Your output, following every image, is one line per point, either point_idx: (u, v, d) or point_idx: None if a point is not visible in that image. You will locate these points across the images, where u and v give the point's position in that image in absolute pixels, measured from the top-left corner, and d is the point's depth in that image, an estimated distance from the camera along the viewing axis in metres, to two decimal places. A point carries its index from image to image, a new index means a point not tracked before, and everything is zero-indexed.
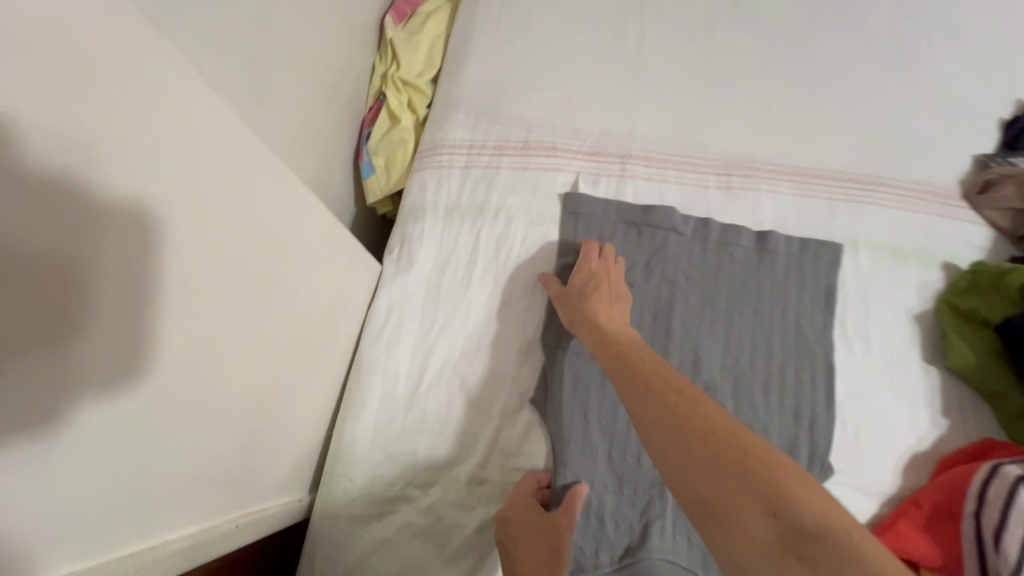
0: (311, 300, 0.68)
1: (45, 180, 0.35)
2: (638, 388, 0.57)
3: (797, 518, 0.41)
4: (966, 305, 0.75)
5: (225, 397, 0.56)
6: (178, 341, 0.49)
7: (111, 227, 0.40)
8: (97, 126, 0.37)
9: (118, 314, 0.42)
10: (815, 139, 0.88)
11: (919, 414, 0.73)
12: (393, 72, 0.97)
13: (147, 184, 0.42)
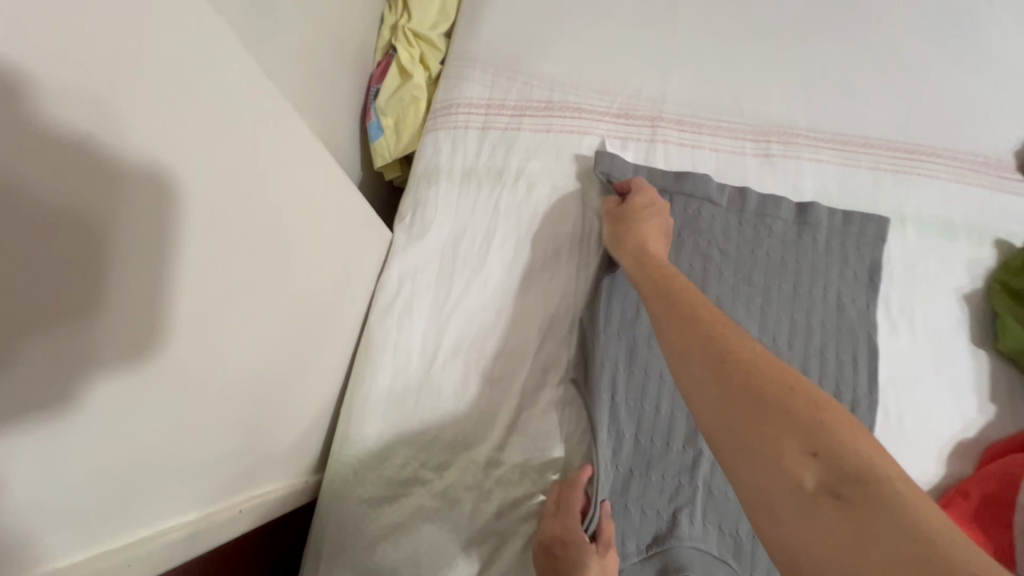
0: (319, 270, 0.62)
1: (52, 140, 0.32)
2: (672, 317, 0.49)
3: (843, 460, 0.33)
4: (1022, 285, 0.70)
5: (242, 376, 0.53)
6: (198, 319, 0.46)
7: (129, 197, 0.37)
8: (104, 84, 0.34)
9: (129, 289, 0.39)
10: (862, 104, 0.82)
11: (966, 400, 0.69)
12: (403, 23, 0.89)
13: (163, 150, 0.39)
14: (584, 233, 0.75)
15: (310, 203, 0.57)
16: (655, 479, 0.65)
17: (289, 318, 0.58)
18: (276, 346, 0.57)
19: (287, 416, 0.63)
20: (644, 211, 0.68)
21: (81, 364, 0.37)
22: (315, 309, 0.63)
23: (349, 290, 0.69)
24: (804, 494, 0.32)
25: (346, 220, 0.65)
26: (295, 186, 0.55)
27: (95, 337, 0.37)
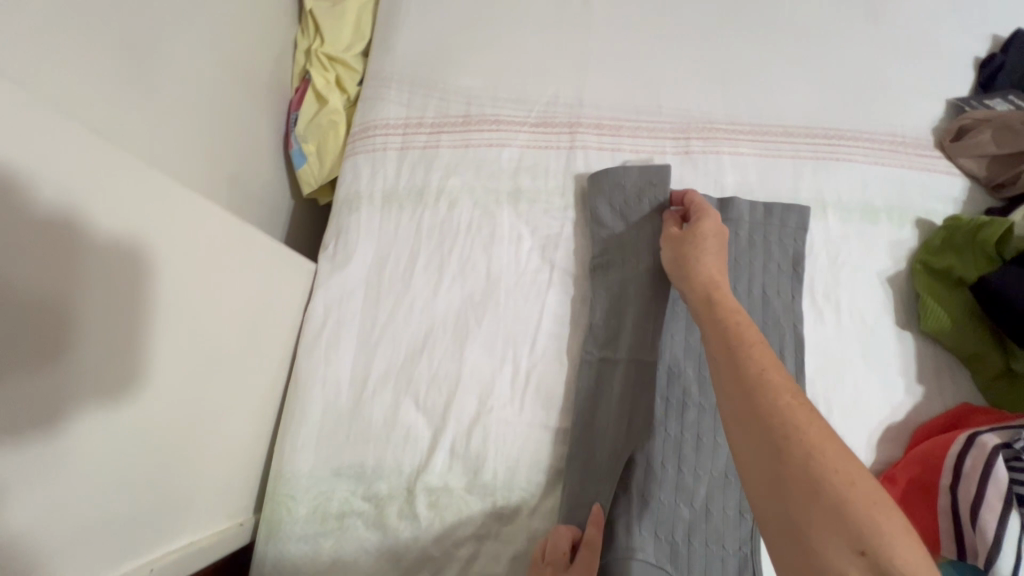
0: (225, 313, 0.61)
1: (48, 232, 0.42)
2: (724, 367, 0.47)
3: (889, 567, 0.33)
4: (941, 264, 0.70)
5: (197, 433, 0.59)
6: (162, 379, 0.54)
7: (103, 276, 0.47)
8: (81, 187, 0.44)
9: (103, 352, 0.47)
10: (778, 93, 0.81)
11: (894, 383, 0.69)
12: (316, 47, 0.88)
13: (134, 240, 0.49)
14: (508, 247, 0.75)
15: (207, 250, 0.57)
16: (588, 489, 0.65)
17: (193, 366, 0.57)
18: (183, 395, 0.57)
19: (206, 463, 0.61)
20: (704, 227, 0.63)
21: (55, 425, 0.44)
22: (227, 352, 0.62)
23: (268, 327, 0.69)
24: None
25: (250, 259, 0.64)
26: (183, 235, 0.54)
27: (66, 402, 0.45)
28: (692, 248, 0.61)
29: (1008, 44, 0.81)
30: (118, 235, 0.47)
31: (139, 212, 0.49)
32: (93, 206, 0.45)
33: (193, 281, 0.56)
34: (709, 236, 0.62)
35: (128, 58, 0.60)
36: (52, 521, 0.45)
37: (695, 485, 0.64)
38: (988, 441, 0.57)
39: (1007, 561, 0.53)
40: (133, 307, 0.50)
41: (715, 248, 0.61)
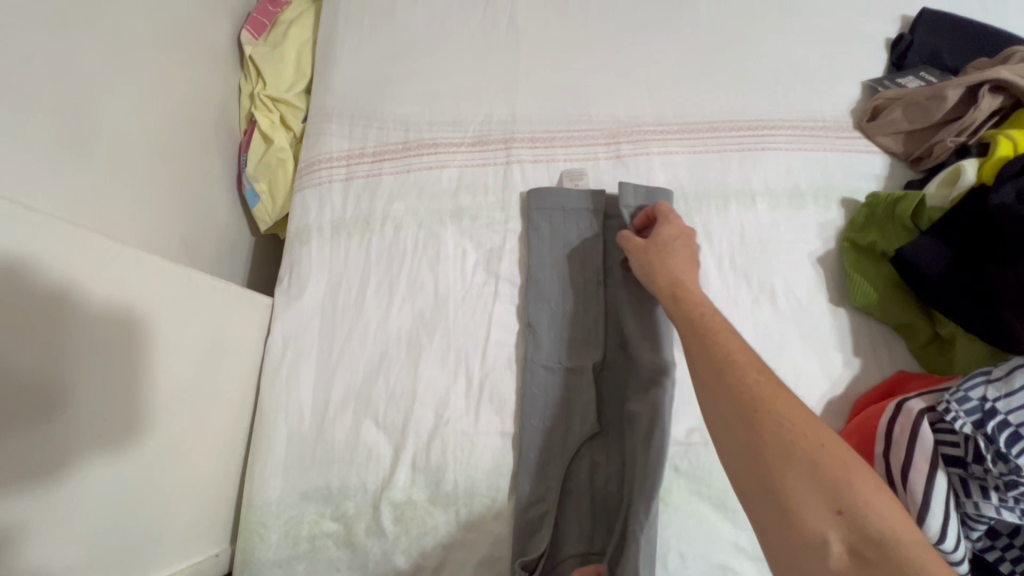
0: (176, 357, 0.63)
1: (45, 306, 0.49)
2: (698, 356, 0.55)
3: (862, 520, 0.41)
4: (865, 240, 0.73)
5: (172, 472, 0.63)
6: (152, 431, 0.60)
7: (90, 342, 0.53)
8: (77, 270, 0.51)
9: (89, 409, 0.53)
10: (702, 89, 0.85)
11: (832, 358, 0.71)
12: (259, 90, 0.92)
13: (123, 312, 0.56)
14: (453, 263, 0.78)
15: (149, 296, 0.59)
16: (541, 489, 0.68)
17: (130, 421, 0.58)
18: (138, 454, 0.59)
19: (172, 500, 0.63)
20: (674, 227, 0.69)
21: (39, 462, 0.48)
22: (182, 396, 0.64)
23: (226, 364, 0.71)
24: (828, 549, 0.41)
25: (197, 300, 0.65)
26: (118, 289, 0.55)
27: (58, 459, 0.50)
28: (661, 245, 0.68)
29: (916, 24, 0.85)
30: (97, 309, 0.53)
31: (118, 290, 0.55)
32: (75, 288, 0.51)
33: (180, 345, 0.63)
34: (672, 240, 0.68)
35: (79, 120, 0.63)
36: (10, 570, 0.46)
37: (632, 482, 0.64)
38: (914, 406, 0.60)
39: (936, 519, 0.55)
40: (119, 371, 0.56)
41: (685, 249, 0.67)
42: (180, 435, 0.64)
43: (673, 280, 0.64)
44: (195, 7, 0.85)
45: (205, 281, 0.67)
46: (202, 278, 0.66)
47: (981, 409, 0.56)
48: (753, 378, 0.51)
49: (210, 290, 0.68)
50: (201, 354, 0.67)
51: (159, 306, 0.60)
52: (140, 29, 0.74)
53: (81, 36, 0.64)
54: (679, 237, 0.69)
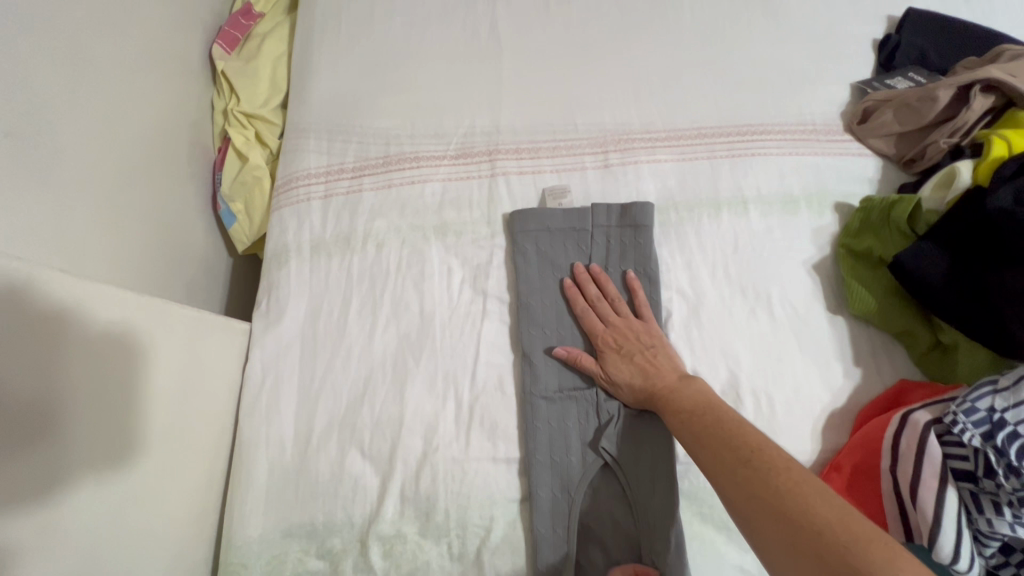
0: (169, 395, 0.62)
1: (44, 349, 0.49)
2: (699, 440, 0.55)
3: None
4: (861, 246, 0.71)
5: (151, 513, 0.59)
6: (144, 471, 0.59)
7: (90, 386, 0.53)
8: (72, 315, 0.52)
9: (88, 453, 0.53)
10: (689, 94, 0.83)
11: (832, 369, 0.69)
12: (232, 106, 0.89)
13: (119, 355, 0.56)
14: (439, 281, 0.75)
15: (117, 331, 0.56)
16: (559, 524, 0.65)
17: (129, 464, 0.57)
18: (134, 496, 0.57)
19: (151, 547, 0.59)
20: (605, 333, 0.68)
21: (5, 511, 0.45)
22: (160, 435, 0.61)
23: (204, 397, 0.68)
24: None
25: (172, 332, 0.63)
26: (81, 323, 0.53)
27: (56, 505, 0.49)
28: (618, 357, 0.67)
29: (902, 24, 0.83)
30: (95, 352, 0.54)
31: (113, 332, 0.56)
32: (71, 332, 0.52)
33: (175, 383, 0.63)
34: (617, 345, 0.67)
35: (40, 142, 0.60)
36: None
37: (661, 508, 0.63)
38: (920, 418, 0.58)
39: (948, 538, 0.53)
40: (118, 413, 0.56)
41: (642, 346, 0.66)
42: (162, 473, 0.61)
43: (646, 392, 0.63)
44: (163, 21, 0.82)
45: (198, 321, 0.67)
46: (195, 319, 0.67)
47: (989, 421, 0.54)
48: (753, 458, 0.50)
49: (201, 328, 0.68)
50: (190, 390, 0.65)
51: (154, 345, 0.60)
52: (103, 46, 0.70)
53: (38, 53, 0.61)
54: (616, 341, 0.68)
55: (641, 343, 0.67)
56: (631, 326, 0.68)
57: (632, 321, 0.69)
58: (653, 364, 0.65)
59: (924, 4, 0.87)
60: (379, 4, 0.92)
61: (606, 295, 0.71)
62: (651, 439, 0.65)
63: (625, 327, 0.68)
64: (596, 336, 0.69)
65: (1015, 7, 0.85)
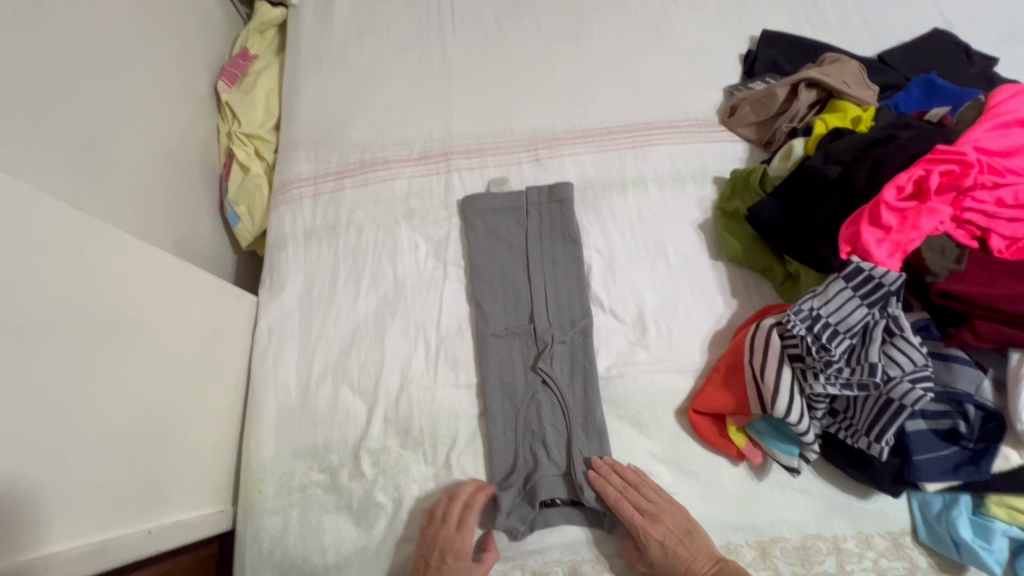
0: (192, 338, 0.79)
1: (105, 287, 0.66)
2: (662, 544, 0.72)
3: None
4: (731, 207, 0.93)
5: (182, 431, 0.77)
6: (175, 394, 0.76)
7: (138, 320, 0.70)
8: (123, 264, 0.69)
9: (136, 370, 0.70)
10: (600, 102, 1.05)
11: (715, 300, 0.90)
12: (235, 129, 1.09)
13: (156, 299, 0.74)
14: (408, 255, 0.95)
15: (162, 284, 0.75)
16: (510, 430, 0.82)
17: (164, 385, 0.74)
18: (167, 411, 0.74)
19: (180, 458, 0.76)
20: (646, 526, 0.73)
21: (86, 399, 0.63)
22: (186, 370, 0.78)
23: (221, 350, 0.85)
24: None
25: (196, 292, 0.81)
26: (138, 273, 0.71)
27: (112, 403, 0.66)
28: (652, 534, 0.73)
29: (760, 41, 1.08)
30: (140, 295, 0.71)
31: (152, 281, 0.73)
32: (123, 277, 0.69)
33: (195, 328, 0.80)
34: (658, 526, 0.73)
35: (90, 156, 0.80)
36: (63, 483, 0.60)
37: (586, 410, 0.82)
38: (767, 323, 0.78)
39: (782, 400, 0.73)
40: (157, 344, 0.73)
41: (671, 527, 0.74)
42: (189, 401, 0.78)
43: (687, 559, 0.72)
44: (177, 64, 1.03)
45: (212, 283, 0.85)
46: (210, 280, 0.84)
47: (811, 316, 0.73)
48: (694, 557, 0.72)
49: (217, 289, 0.86)
50: (209, 338, 0.83)
51: (179, 295, 0.78)
52: (132, 83, 0.90)
53: (84, 90, 0.81)
54: (660, 535, 0.73)
55: (678, 532, 0.73)
56: (658, 512, 0.74)
57: (654, 503, 0.75)
58: (688, 546, 0.73)
59: (779, 25, 1.12)
60: (351, 44, 1.14)
61: (627, 481, 0.77)
62: (576, 358, 0.85)
63: (654, 513, 0.74)
64: (614, 501, 0.75)
65: (845, 25, 1.11)
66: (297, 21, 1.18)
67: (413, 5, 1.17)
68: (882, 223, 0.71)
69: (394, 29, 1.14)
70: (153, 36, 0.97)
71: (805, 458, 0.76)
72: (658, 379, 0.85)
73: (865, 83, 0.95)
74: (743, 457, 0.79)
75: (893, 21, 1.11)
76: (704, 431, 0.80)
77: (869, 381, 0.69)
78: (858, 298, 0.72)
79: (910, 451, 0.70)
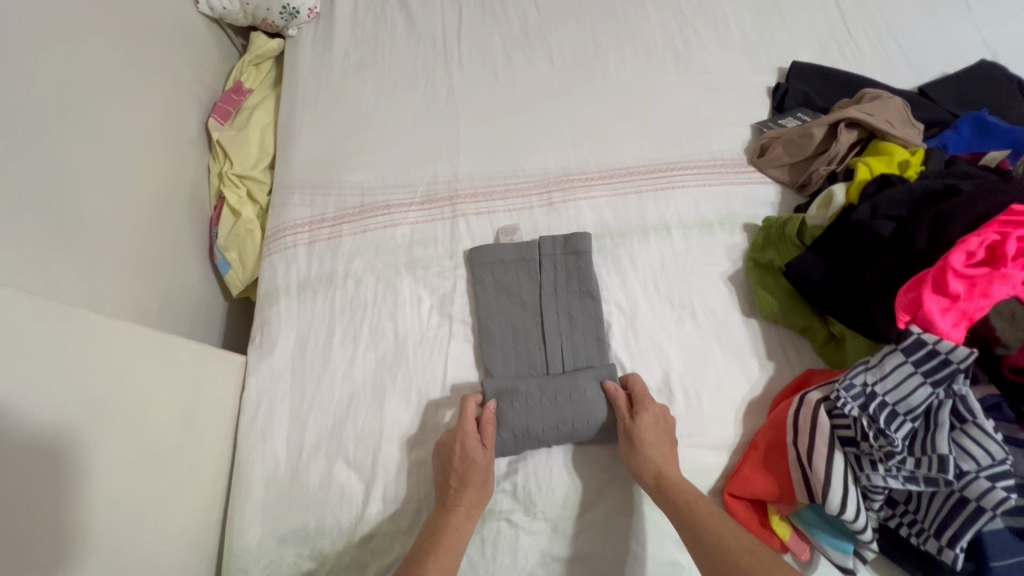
0: (168, 415, 0.71)
1: (57, 373, 0.59)
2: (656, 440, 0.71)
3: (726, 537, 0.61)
4: (765, 259, 0.84)
5: (160, 520, 0.68)
6: (151, 481, 0.67)
7: (99, 404, 0.63)
8: (76, 343, 0.62)
9: (101, 462, 0.62)
10: (620, 139, 0.98)
11: (748, 363, 0.81)
12: (226, 169, 1.02)
13: (120, 376, 0.66)
14: (409, 310, 0.87)
15: (132, 357, 0.68)
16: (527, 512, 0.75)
17: (138, 473, 0.66)
18: (142, 501, 0.66)
19: (160, 552, 0.67)
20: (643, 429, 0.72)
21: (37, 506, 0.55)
22: (163, 451, 0.70)
23: (202, 422, 0.77)
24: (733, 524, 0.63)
25: (175, 363, 0.74)
26: (95, 348, 0.64)
27: (73, 505, 0.58)
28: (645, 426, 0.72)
29: (789, 74, 1.00)
30: (99, 374, 0.63)
31: (112, 357, 0.66)
32: (77, 359, 0.62)
33: (171, 403, 0.72)
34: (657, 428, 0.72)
35: (63, 214, 0.72)
36: None
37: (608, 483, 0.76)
38: (812, 398, 0.70)
39: (836, 493, 0.64)
40: (127, 427, 0.65)
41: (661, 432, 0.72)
42: (167, 484, 0.70)
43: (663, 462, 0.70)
44: (166, 102, 0.96)
45: (187, 350, 0.77)
46: (184, 346, 0.77)
47: (864, 393, 0.65)
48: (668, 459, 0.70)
49: (192, 355, 0.78)
50: (187, 413, 0.75)
51: (149, 369, 0.70)
52: (113, 129, 0.83)
53: (56, 138, 0.73)
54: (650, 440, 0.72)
55: (669, 443, 0.72)
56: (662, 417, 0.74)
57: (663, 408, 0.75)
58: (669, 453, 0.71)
59: (809, 56, 1.04)
60: (351, 77, 1.07)
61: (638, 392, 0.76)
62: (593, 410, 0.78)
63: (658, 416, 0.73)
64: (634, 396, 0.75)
65: (882, 56, 1.03)
66: (295, 54, 1.11)
67: (417, 35, 1.10)
68: (948, 291, 0.62)
69: (397, 62, 1.08)
70: (137, 75, 0.90)
71: (861, 558, 0.67)
72: (687, 456, 0.76)
73: (910, 122, 0.87)
74: (787, 548, 0.71)
75: (934, 51, 1.03)
76: (743, 518, 0.72)
77: (939, 477, 0.60)
78: (920, 374, 0.63)
79: (987, 557, 0.61)
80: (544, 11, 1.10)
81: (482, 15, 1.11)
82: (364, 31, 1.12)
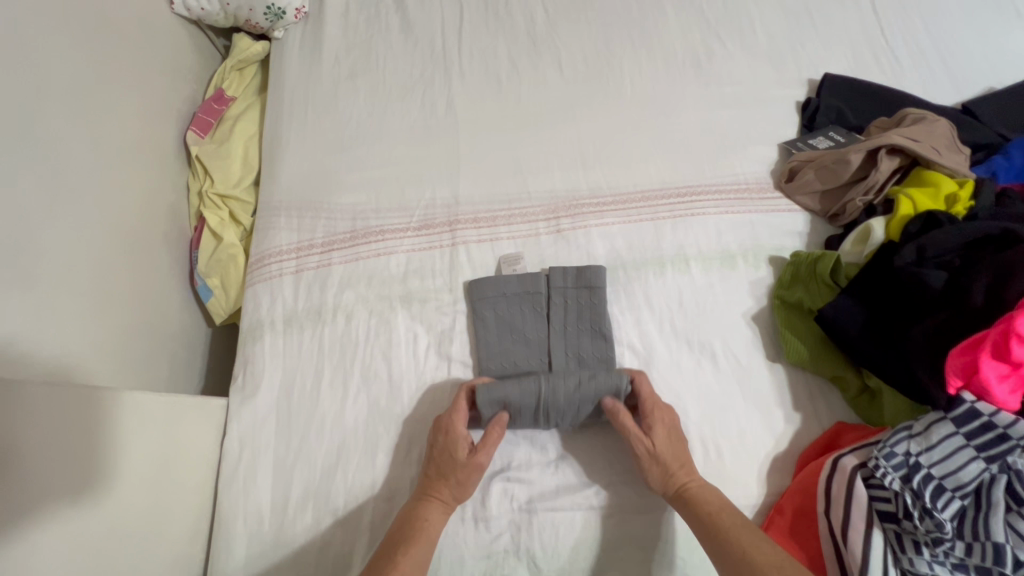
0: (133, 478, 0.65)
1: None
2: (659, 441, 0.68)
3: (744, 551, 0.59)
4: (793, 298, 0.77)
5: None
6: (114, 553, 0.62)
7: (33, 480, 0.56)
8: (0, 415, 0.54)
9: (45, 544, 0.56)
10: (634, 160, 0.89)
11: (773, 414, 0.74)
12: (208, 188, 0.94)
13: (58, 445, 0.59)
14: (405, 349, 0.80)
15: (74, 421, 0.61)
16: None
17: (93, 549, 0.60)
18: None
19: None
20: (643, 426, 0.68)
21: None
22: (132, 518, 0.64)
23: (176, 478, 0.70)
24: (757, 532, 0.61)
25: (146, 420, 0.67)
26: (19, 417, 0.56)
27: None
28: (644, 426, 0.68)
29: (821, 88, 0.92)
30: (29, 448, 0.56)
31: (47, 425, 0.58)
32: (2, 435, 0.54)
33: (137, 464, 0.65)
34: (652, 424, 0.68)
35: (18, 253, 0.65)
36: None
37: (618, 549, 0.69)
38: (847, 464, 0.63)
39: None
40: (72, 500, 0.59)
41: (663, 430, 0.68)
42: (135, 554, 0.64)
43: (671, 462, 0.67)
44: (138, 115, 0.88)
45: (157, 402, 0.69)
46: (154, 399, 0.69)
47: (906, 464, 0.59)
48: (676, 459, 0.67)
49: (164, 407, 0.70)
50: (159, 471, 0.68)
51: (103, 431, 0.63)
52: (77, 151, 0.76)
53: (8, 167, 0.66)
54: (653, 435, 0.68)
55: (674, 441, 0.68)
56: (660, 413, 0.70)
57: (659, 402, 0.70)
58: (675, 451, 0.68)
59: (842, 67, 0.96)
60: (342, 85, 0.99)
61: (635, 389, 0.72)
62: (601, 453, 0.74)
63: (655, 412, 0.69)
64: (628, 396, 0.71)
65: (922, 68, 0.94)
66: (282, 58, 1.02)
67: (414, 39, 1.01)
68: (1010, 357, 0.56)
69: (392, 69, 0.99)
70: (104, 88, 0.82)
71: None
72: None
73: (957, 147, 0.79)
74: None
75: (979, 62, 0.94)
76: None
77: (994, 568, 0.54)
78: (971, 448, 0.57)
79: None
80: (553, 13, 1.01)
81: (485, 17, 1.02)
82: (357, 33, 1.03)
